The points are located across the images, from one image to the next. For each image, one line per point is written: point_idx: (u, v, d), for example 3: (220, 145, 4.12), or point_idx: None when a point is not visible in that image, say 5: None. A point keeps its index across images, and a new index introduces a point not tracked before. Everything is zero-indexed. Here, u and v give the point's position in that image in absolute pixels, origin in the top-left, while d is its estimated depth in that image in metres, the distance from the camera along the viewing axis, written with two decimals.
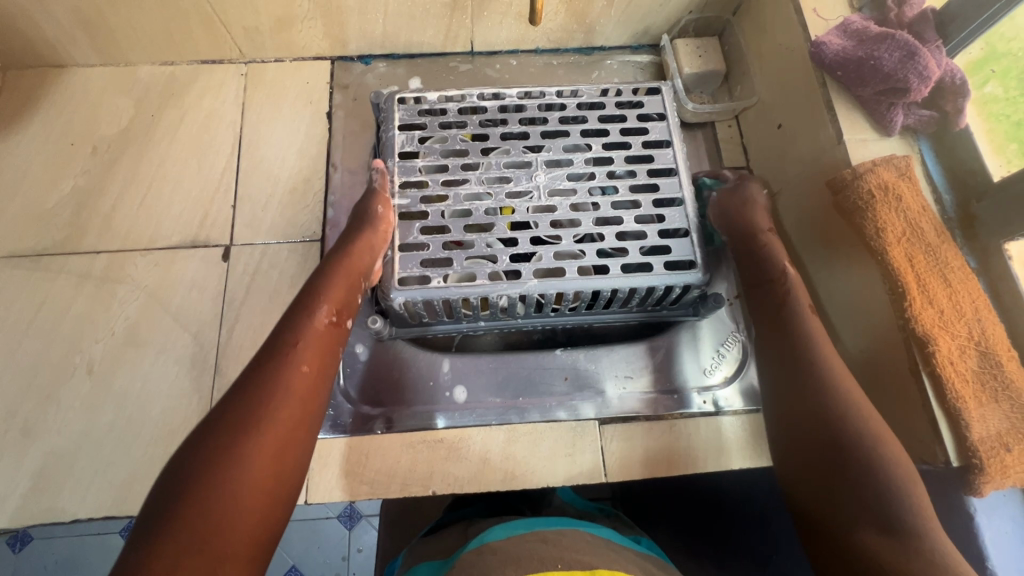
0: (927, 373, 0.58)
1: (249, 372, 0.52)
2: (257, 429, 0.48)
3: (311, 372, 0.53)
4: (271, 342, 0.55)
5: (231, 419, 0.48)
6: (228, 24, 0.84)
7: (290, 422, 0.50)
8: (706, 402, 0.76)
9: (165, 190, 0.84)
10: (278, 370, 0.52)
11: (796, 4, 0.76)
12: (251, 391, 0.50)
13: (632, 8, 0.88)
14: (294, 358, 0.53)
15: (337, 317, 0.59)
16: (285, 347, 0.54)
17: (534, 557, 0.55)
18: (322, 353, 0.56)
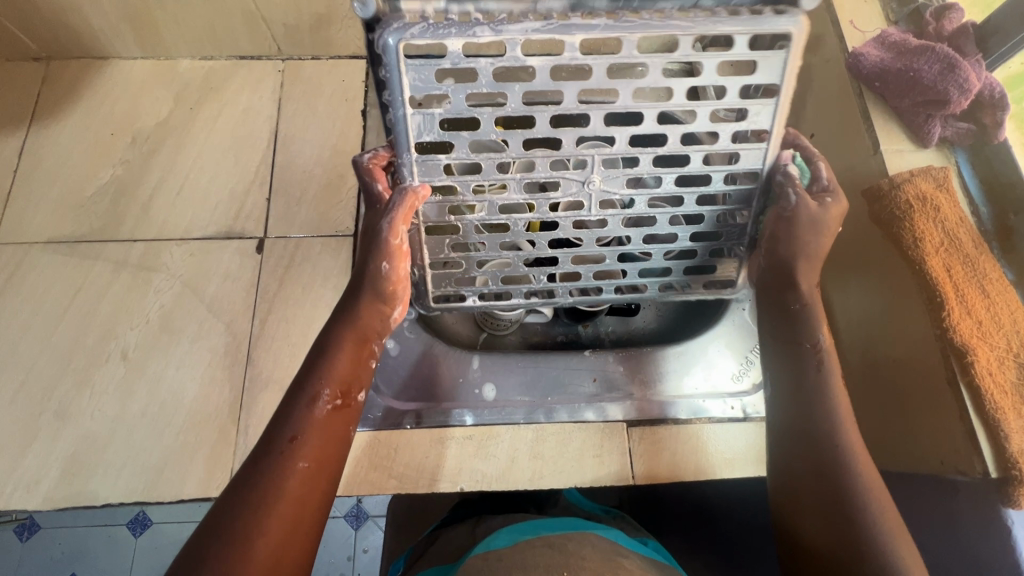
0: (965, 383, 0.58)
1: (249, 474, 0.48)
2: (256, 537, 0.45)
3: (313, 472, 0.50)
4: (272, 438, 0.50)
5: (231, 532, 0.45)
6: (269, 20, 0.86)
7: (297, 527, 0.47)
8: (733, 408, 0.76)
9: (202, 182, 0.85)
10: (276, 475, 0.48)
11: (833, 15, 0.77)
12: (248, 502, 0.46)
13: None
14: (293, 458, 0.49)
15: (342, 397, 0.54)
16: (286, 442, 0.50)
17: (540, 567, 0.55)
18: (328, 446, 0.52)
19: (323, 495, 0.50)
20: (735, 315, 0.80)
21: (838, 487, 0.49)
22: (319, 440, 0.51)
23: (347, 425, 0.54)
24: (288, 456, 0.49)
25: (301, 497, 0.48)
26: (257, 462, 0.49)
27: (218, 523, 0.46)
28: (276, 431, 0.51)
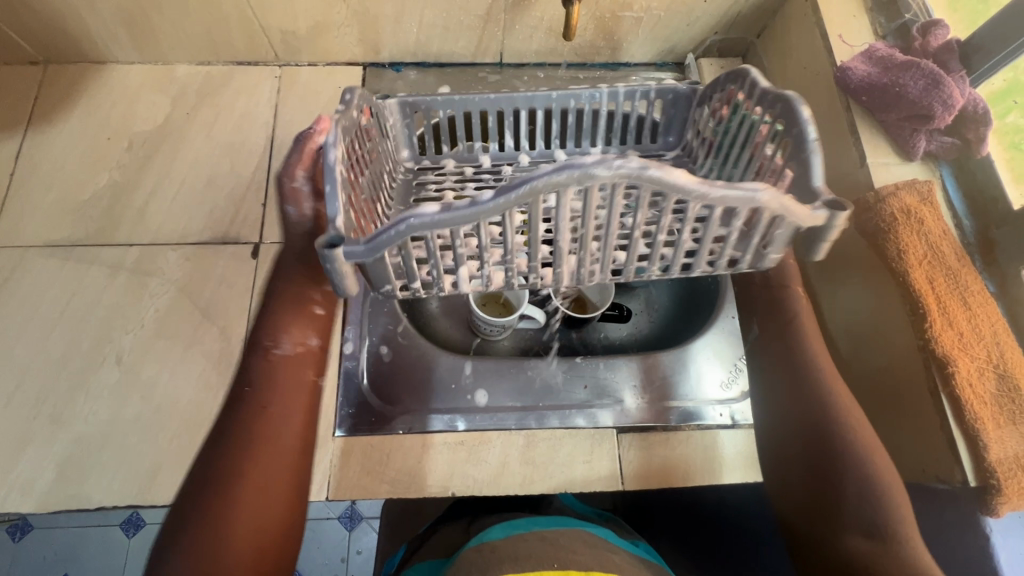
0: (946, 393, 0.59)
1: (224, 424, 0.57)
2: (239, 473, 0.53)
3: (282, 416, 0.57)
4: (240, 391, 0.58)
5: (220, 470, 0.53)
6: (267, 27, 0.86)
7: (275, 466, 0.55)
8: (722, 415, 0.77)
9: (198, 187, 0.86)
10: (249, 422, 0.56)
11: (822, 29, 0.79)
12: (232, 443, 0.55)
13: (660, 26, 0.90)
14: (258, 403, 0.57)
15: (298, 345, 0.61)
16: (251, 391, 0.58)
17: (529, 555, 0.56)
18: (292, 388, 0.59)
19: (296, 435, 0.57)
20: (724, 324, 0.81)
21: (830, 471, 0.56)
22: (279, 385, 0.58)
23: (310, 367, 0.61)
24: (261, 407, 0.57)
25: (276, 438, 0.56)
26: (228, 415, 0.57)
27: (209, 467, 0.54)
28: (239, 385, 0.59)
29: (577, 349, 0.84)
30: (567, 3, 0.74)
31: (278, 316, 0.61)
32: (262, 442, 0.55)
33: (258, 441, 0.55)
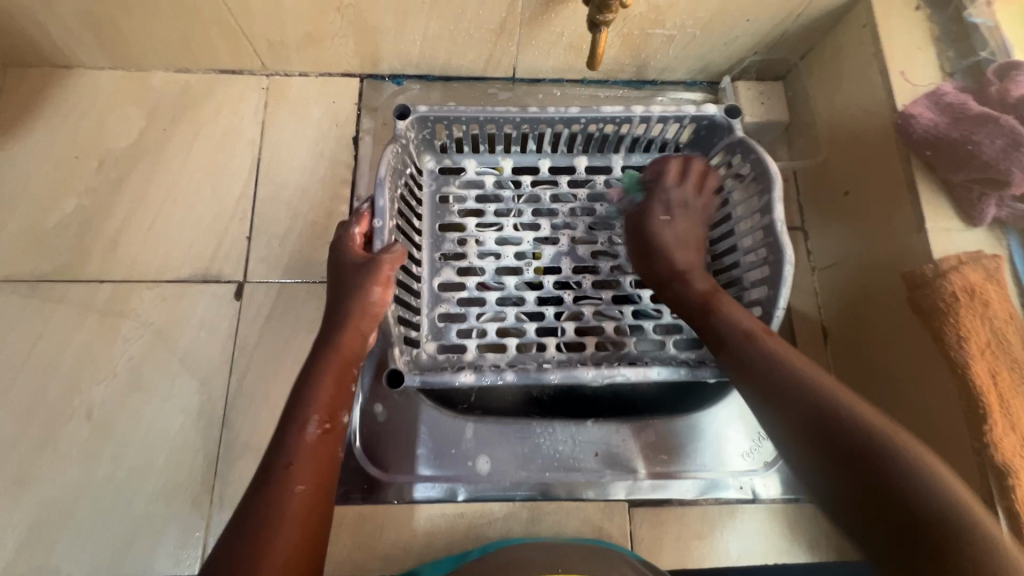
0: (1003, 507, 0.53)
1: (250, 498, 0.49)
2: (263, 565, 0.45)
3: (316, 496, 0.50)
4: (267, 463, 0.51)
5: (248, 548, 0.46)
6: (251, 36, 0.76)
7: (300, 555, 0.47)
8: (743, 488, 0.72)
9: (176, 216, 0.78)
10: (274, 500, 0.48)
11: (882, 62, 0.69)
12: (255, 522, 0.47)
13: (694, 46, 0.80)
14: (289, 481, 0.49)
15: (330, 419, 0.54)
16: (278, 460, 0.50)
17: None
18: (321, 462, 0.52)
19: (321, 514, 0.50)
20: None
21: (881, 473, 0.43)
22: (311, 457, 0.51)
23: (339, 447, 0.54)
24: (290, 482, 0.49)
25: (309, 519, 0.49)
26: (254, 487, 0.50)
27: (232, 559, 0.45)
28: (269, 453, 0.51)
29: (588, 401, 0.77)
30: (594, 29, 0.63)
31: (315, 380, 0.55)
32: (291, 525, 0.48)
33: (291, 522, 0.48)
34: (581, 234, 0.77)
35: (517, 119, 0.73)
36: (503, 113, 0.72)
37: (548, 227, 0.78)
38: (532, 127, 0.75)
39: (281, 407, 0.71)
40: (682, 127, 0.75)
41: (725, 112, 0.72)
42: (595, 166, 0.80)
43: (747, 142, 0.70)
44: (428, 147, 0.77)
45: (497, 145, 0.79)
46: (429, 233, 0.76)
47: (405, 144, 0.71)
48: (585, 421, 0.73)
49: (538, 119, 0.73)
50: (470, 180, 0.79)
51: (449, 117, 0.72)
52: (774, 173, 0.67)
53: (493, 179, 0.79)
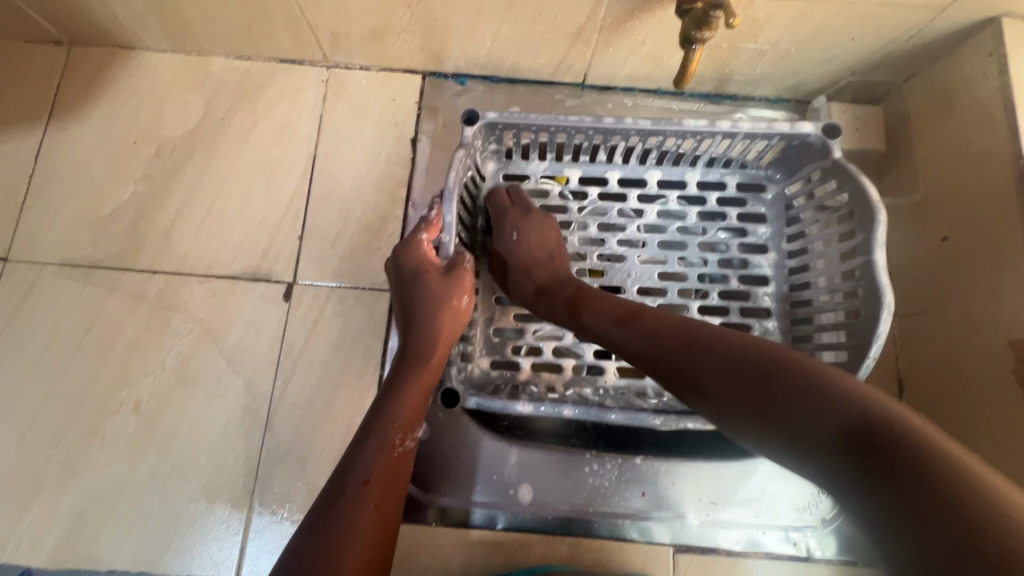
0: None
1: (325, 501, 0.45)
2: None
3: (387, 518, 0.46)
4: (344, 468, 0.48)
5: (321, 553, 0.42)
6: (315, 28, 0.73)
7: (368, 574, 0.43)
8: (796, 544, 0.69)
9: (229, 210, 0.76)
10: (350, 511, 0.44)
11: (1007, 98, 0.61)
12: (327, 529, 0.43)
13: (786, 62, 0.73)
14: (365, 497, 0.46)
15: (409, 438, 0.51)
16: (359, 466, 0.47)
17: None
18: (396, 482, 0.49)
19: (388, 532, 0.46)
20: None
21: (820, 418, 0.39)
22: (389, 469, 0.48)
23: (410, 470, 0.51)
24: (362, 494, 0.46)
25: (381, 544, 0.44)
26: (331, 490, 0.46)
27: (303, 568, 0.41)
28: (349, 455, 0.49)
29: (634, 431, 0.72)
30: (686, 47, 0.58)
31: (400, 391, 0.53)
32: (365, 544, 0.43)
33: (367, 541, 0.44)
34: (649, 254, 0.70)
35: (590, 130, 0.65)
36: (575, 124, 0.65)
37: (615, 244, 0.71)
38: (605, 138, 0.68)
39: (323, 415, 0.70)
40: (770, 143, 0.67)
41: (823, 130, 0.63)
42: (669, 180, 0.73)
43: (846, 169, 0.62)
44: (493, 152, 0.71)
45: (564, 154, 0.72)
46: (489, 246, 0.72)
47: (472, 152, 0.66)
48: (634, 459, 0.69)
49: (612, 130, 0.66)
50: (533, 190, 0.72)
51: (520, 125, 0.65)
52: (876, 207, 0.59)
53: (558, 191, 0.73)
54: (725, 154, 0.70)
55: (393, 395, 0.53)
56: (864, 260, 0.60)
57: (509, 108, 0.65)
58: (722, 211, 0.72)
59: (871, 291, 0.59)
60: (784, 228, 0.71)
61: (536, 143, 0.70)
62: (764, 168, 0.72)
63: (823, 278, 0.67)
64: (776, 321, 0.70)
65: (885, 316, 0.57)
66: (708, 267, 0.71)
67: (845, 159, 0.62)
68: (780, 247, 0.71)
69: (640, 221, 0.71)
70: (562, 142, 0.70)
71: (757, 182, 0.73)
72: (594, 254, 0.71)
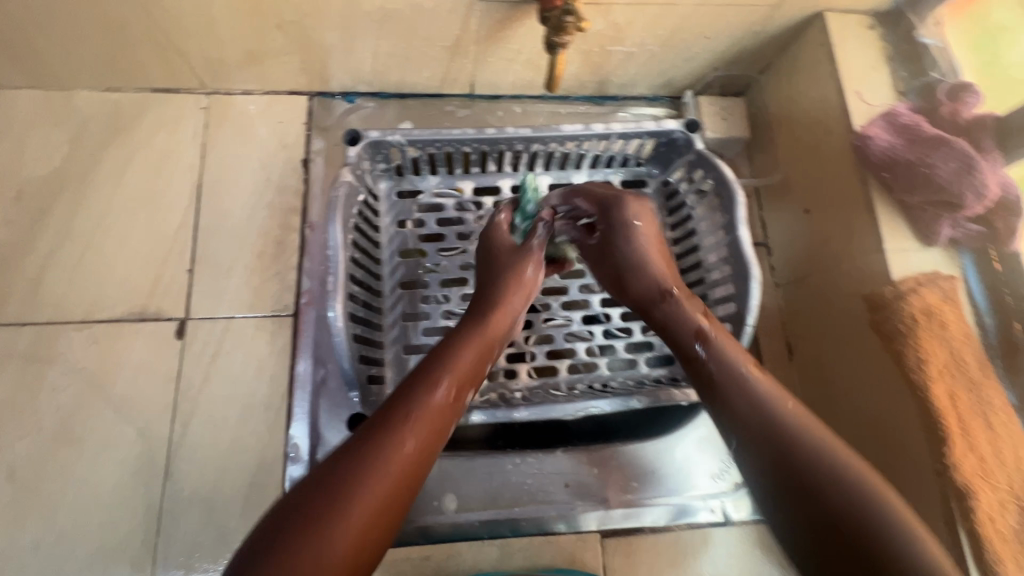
0: (965, 528, 0.54)
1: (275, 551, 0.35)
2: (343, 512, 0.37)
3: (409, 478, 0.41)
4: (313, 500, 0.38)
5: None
6: (186, 54, 0.71)
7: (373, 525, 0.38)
8: (714, 511, 0.72)
9: (108, 249, 0.72)
10: (381, 452, 0.40)
11: (838, 82, 0.69)
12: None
13: (654, 61, 0.79)
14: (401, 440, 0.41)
15: (459, 391, 0.47)
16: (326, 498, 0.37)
17: None
18: (439, 425, 0.44)
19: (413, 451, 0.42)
20: None
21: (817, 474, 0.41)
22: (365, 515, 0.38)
23: (456, 420, 0.46)
24: (394, 451, 0.41)
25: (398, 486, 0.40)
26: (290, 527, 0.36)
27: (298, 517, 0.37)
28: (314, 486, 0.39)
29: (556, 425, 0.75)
30: (550, 51, 0.61)
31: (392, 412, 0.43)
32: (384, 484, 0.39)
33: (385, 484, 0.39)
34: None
35: (474, 141, 0.68)
36: (460, 134, 0.67)
37: None
38: (491, 147, 0.70)
39: (229, 454, 0.66)
40: (643, 142, 0.72)
41: (685, 126, 0.70)
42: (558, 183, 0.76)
43: (710, 158, 0.69)
44: (383, 171, 0.72)
45: (455, 167, 0.74)
46: (389, 259, 0.71)
47: (358, 170, 0.67)
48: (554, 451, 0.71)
49: (496, 140, 0.69)
50: (428, 205, 0.73)
51: (406, 143, 0.67)
52: (736, 187, 0.66)
53: (454, 203, 0.74)
54: (606, 154, 0.74)
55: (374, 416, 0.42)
56: (734, 237, 0.65)
57: (393, 127, 0.67)
58: None
59: (740, 264, 0.65)
60: (667, 218, 0.76)
61: (424, 158, 0.71)
62: (643, 165, 0.77)
63: (712, 256, 0.70)
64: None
65: (756, 288, 0.63)
66: None
67: (706, 150, 0.70)
68: (666, 236, 0.76)
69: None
70: (450, 156, 0.72)
71: (640, 179, 0.77)
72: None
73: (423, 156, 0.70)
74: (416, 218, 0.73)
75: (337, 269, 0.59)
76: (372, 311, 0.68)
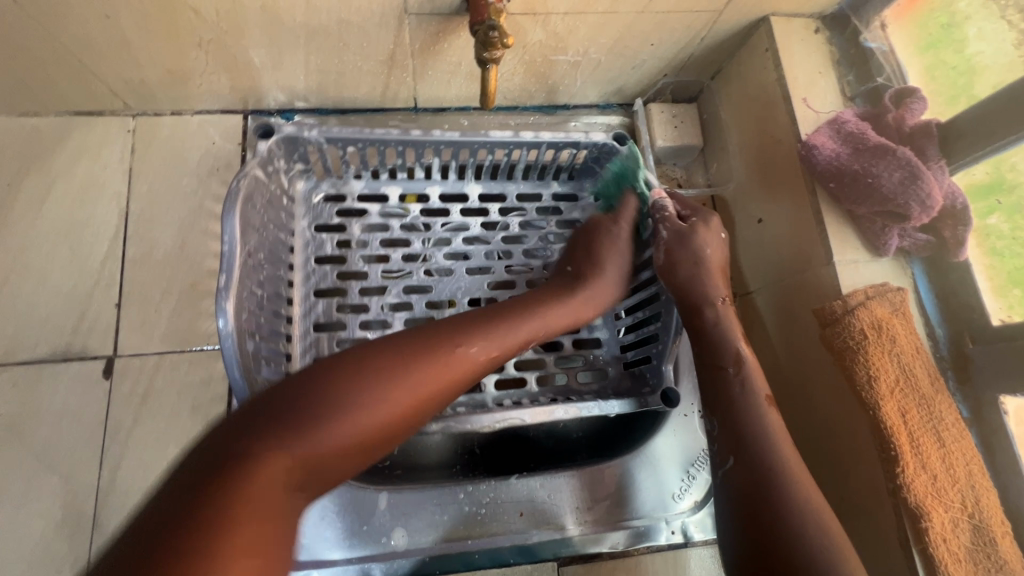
0: (918, 549, 0.52)
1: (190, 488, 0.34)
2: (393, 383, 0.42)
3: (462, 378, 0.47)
4: (284, 425, 0.38)
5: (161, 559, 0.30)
6: (103, 77, 0.67)
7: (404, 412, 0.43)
8: (674, 533, 0.68)
9: (27, 286, 0.68)
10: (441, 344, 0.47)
11: (785, 89, 0.67)
12: (221, 511, 0.33)
13: (602, 69, 0.76)
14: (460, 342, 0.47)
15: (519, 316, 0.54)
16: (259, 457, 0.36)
17: None
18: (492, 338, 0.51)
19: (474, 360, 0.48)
20: (678, 425, 0.70)
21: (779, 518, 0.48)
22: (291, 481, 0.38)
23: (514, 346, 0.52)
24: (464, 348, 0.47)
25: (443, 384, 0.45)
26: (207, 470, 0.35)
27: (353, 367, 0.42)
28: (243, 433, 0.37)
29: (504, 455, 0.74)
30: (482, 66, 0.58)
31: (364, 385, 0.41)
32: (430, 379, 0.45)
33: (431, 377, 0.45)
34: (478, 263, 0.69)
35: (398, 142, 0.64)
36: (381, 135, 0.63)
37: (441, 258, 0.69)
38: (417, 150, 0.66)
39: None
40: (573, 152, 0.70)
41: (613, 138, 0.68)
42: (490, 194, 0.73)
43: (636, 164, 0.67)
44: (303, 172, 0.68)
45: (382, 172, 0.70)
46: (302, 266, 0.66)
47: (269, 165, 0.62)
48: (509, 479, 0.67)
49: (422, 142, 0.65)
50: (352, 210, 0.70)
51: (324, 142, 0.63)
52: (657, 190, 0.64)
53: (380, 209, 0.70)
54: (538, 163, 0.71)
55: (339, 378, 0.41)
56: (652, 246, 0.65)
57: (311, 124, 0.63)
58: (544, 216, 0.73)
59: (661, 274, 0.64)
60: None
61: (347, 159, 0.67)
62: (576, 177, 0.74)
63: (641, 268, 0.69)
64: (602, 317, 0.72)
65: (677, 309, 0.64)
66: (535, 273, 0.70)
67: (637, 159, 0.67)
68: None
69: (464, 233, 0.70)
70: (374, 159, 0.68)
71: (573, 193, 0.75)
72: (421, 269, 0.68)
73: (346, 157, 0.67)
74: (335, 223, 0.69)
75: (230, 267, 0.52)
76: (279, 318, 0.62)
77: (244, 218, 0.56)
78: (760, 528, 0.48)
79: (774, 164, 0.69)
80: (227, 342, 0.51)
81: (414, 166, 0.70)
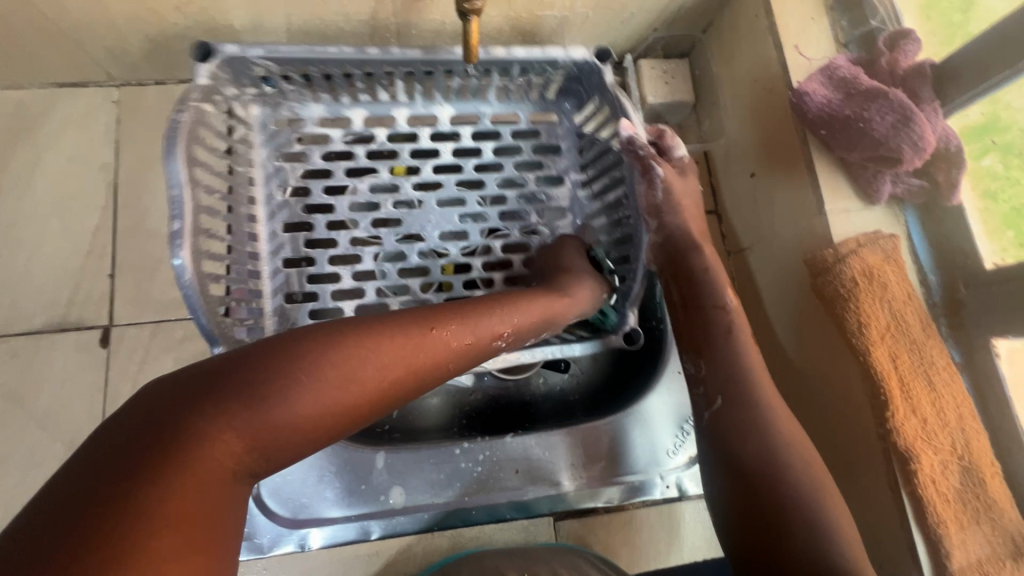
0: (908, 491, 0.53)
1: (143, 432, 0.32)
2: (336, 367, 0.37)
3: (441, 366, 0.43)
4: (209, 404, 0.34)
5: (108, 533, 0.29)
6: (84, 45, 0.66)
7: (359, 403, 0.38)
8: (669, 487, 0.69)
9: (19, 259, 0.68)
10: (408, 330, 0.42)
11: (775, 38, 0.66)
12: (134, 515, 0.30)
13: (589, 26, 0.74)
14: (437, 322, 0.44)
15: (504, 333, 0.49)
16: (194, 443, 0.33)
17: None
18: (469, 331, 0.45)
19: (445, 351, 0.43)
20: (672, 382, 0.70)
21: (781, 489, 0.47)
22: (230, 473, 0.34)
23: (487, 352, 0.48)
24: (438, 333, 0.43)
25: (410, 375, 0.41)
26: (167, 421, 0.33)
27: (290, 345, 0.37)
28: (195, 395, 0.34)
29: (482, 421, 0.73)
30: (463, 18, 0.57)
31: (306, 364, 0.36)
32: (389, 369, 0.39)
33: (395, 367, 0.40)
34: (446, 196, 0.69)
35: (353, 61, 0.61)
36: (334, 54, 0.59)
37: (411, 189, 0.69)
38: (375, 68, 0.63)
39: None
40: (551, 74, 0.67)
41: (594, 57, 0.63)
42: (463, 116, 0.71)
43: (604, 84, 0.63)
44: (257, 96, 0.65)
45: (343, 96, 0.68)
46: (264, 199, 0.66)
47: (215, 92, 0.59)
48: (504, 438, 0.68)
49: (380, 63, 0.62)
50: (313, 134, 0.69)
51: (272, 63, 0.60)
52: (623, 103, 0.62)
53: (343, 134, 0.69)
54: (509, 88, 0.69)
55: (305, 357, 0.37)
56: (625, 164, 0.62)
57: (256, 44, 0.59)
58: (516, 147, 0.72)
59: (637, 222, 0.63)
60: (578, 157, 0.73)
61: (302, 81, 0.65)
62: (556, 99, 0.72)
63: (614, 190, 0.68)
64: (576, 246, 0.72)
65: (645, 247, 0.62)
66: (509, 204, 0.71)
67: (615, 85, 0.63)
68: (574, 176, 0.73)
69: (435, 162, 0.70)
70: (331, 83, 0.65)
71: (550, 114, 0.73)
72: (390, 201, 0.68)
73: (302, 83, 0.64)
74: (297, 149, 0.68)
75: (180, 213, 0.51)
76: (248, 268, 0.63)
77: (189, 160, 0.54)
78: (755, 497, 0.48)
79: (766, 118, 0.68)
80: (188, 288, 0.51)
81: (378, 91, 0.67)
